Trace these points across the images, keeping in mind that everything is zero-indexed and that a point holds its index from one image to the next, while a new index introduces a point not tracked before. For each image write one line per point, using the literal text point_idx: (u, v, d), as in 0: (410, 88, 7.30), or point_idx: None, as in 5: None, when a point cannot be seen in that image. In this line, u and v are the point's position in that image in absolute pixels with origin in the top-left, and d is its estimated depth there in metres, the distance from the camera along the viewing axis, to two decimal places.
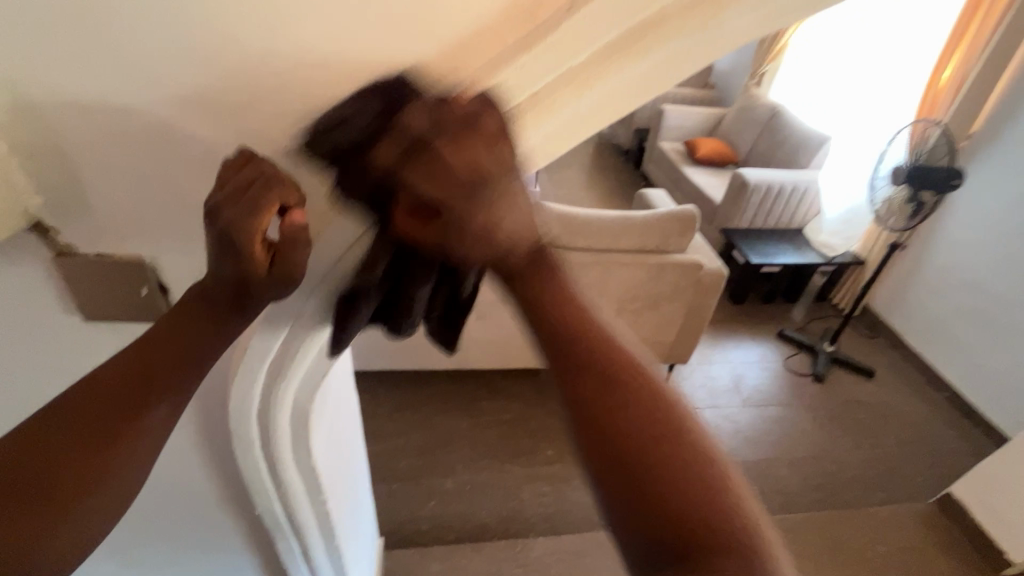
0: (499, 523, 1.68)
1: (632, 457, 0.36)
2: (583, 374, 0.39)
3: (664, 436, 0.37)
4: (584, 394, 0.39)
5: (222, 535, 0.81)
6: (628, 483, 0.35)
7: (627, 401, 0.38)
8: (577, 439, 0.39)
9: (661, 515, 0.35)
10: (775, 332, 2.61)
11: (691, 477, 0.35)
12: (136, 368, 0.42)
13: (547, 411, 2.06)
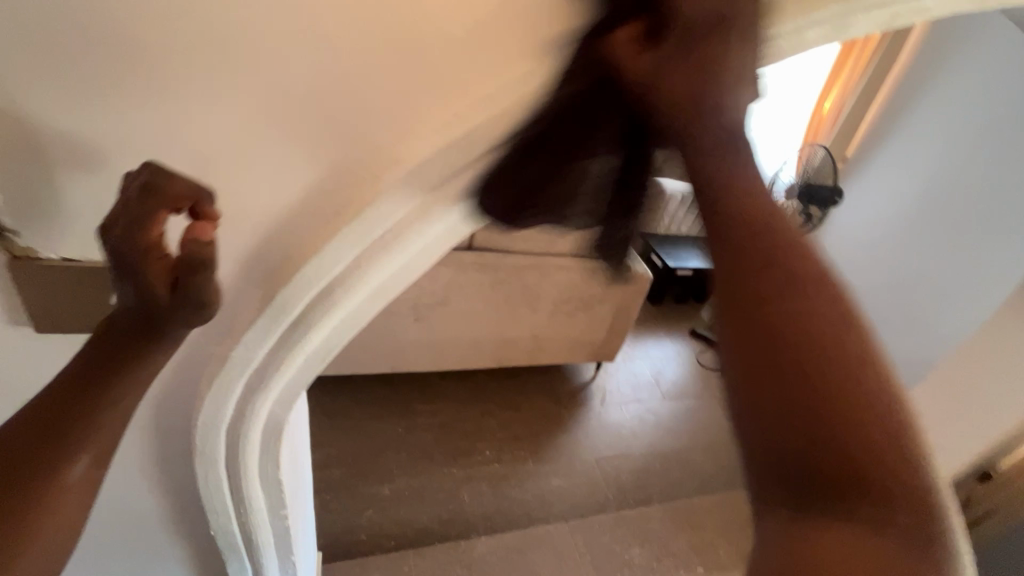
0: (440, 527, 1.68)
1: (816, 388, 0.28)
2: (762, 269, 0.30)
3: (845, 368, 0.28)
4: (759, 289, 0.29)
5: (163, 561, 0.75)
6: (799, 419, 0.27)
7: (801, 314, 0.29)
8: (741, 339, 0.29)
9: (828, 453, 0.27)
10: (688, 331, 2.87)
11: (878, 433, 0.27)
12: (39, 436, 0.40)
13: (485, 411, 2.09)
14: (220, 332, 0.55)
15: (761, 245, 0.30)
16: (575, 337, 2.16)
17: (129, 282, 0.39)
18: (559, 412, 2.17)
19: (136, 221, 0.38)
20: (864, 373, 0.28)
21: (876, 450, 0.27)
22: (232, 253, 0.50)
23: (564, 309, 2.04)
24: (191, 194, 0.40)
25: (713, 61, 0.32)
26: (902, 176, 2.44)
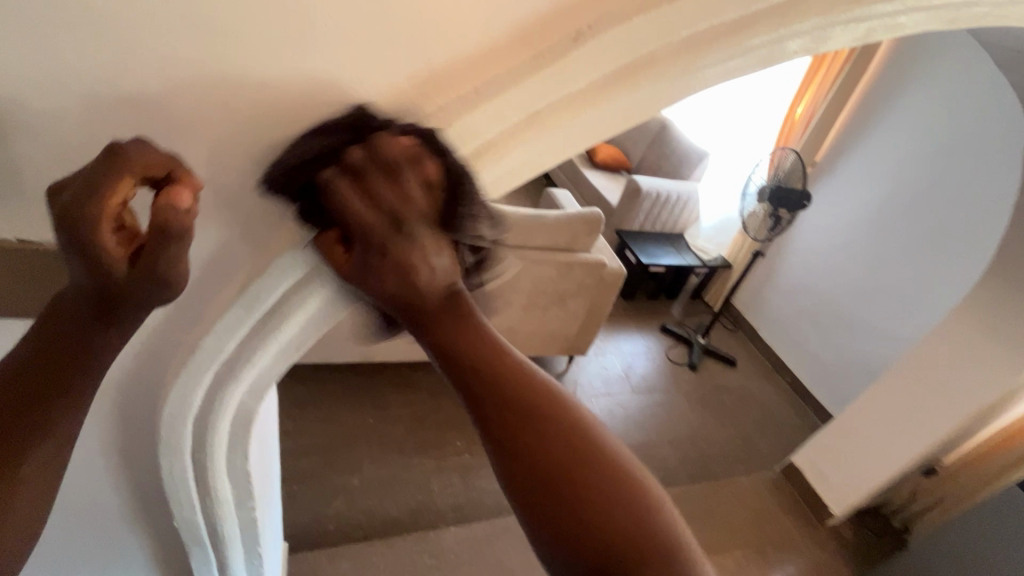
0: (409, 517, 1.67)
1: (558, 499, 0.37)
2: (504, 410, 0.39)
3: (582, 464, 0.38)
4: (505, 428, 0.39)
5: (119, 553, 0.73)
6: (558, 517, 0.36)
7: (540, 437, 0.38)
8: (505, 463, 0.38)
9: (598, 530, 0.36)
10: (659, 327, 2.94)
11: (618, 489, 0.37)
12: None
13: (456, 402, 2.09)
14: (186, 324, 0.52)
15: (497, 394, 0.39)
16: (549, 329, 2.18)
17: (82, 252, 0.36)
18: None
19: (93, 182, 0.34)
20: (596, 466, 0.38)
21: (624, 516, 0.37)
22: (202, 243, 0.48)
23: (539, 302, 2.05)
24: (161, 162, 0.37)
25: (417, 250, 0.41)
26: (866, 187, 2.53)
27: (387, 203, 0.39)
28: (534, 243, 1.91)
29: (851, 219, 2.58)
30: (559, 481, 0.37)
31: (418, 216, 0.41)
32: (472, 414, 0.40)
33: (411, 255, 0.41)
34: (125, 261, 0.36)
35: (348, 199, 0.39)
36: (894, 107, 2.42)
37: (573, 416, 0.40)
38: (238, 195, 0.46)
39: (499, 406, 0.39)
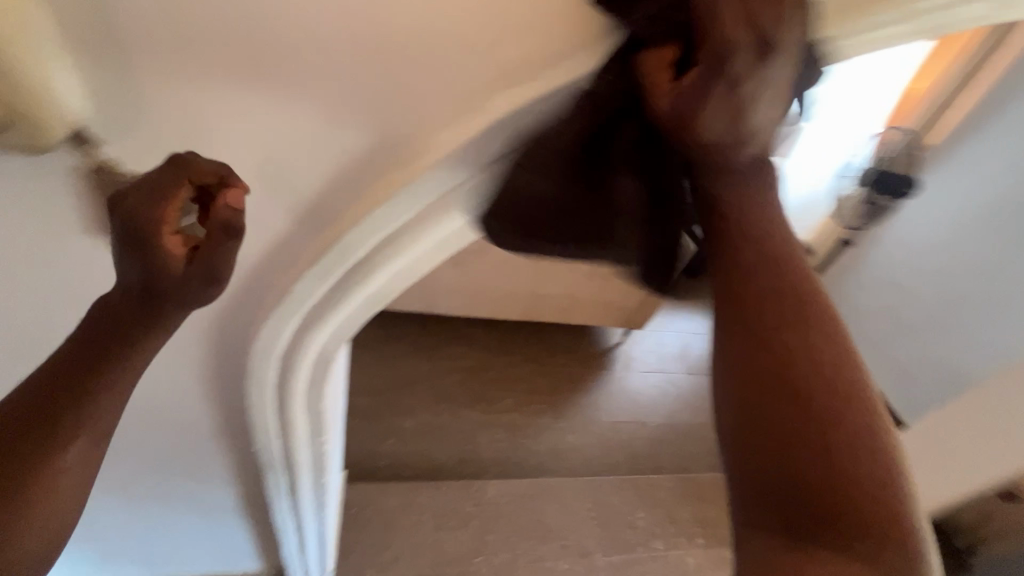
0: (455, 465, 1.74)
1: (801, 415, 0.38)
2: (771, 314, 0.41)
3: (837, 397, 0.38)
4: (767, 332, 0.40)
5: (207, 462, 0.81)
6: (795, 431, 0.38)
7: (797, 356, 0.39)
8: (752, 367, 0.40)
9: (824, 462, 0.37)
10: None
11: (860, 441, 0.37)
12: (37, 416, 0.43)
13: (509, 361, 2.12)
14: (280, 265, 0.55)
15: (771, 302, 0.41)
16: (609, 300, 2.13)
17: (139, 252, 0.41)
18: (581, 371, 2.18)
19: (156, 190, 0.41)
20: (844, 405, 0.38)
21: (860, 468, 0.37)
22: (302, 188, 0.50)
23: (601, 271, 2.00)
24: (211, 171, 0.42)
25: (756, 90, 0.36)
26: (953, 203, 2.34)
27: (761, 21, 0.34)
28: None
29: (959, 215, 2.30)
30: (802, 396, 0.38)
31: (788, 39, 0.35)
32: (728, 311, 0.42)
33: (749, 99, 0.36)
34: (178, 261, 0.41)
35: (716, 16, 0.34)
36: (1002, 116, 2.16)
37: (835, 353, 0.40)
38: (345, 141, 0.46)
39: (760, 313, 0.41)
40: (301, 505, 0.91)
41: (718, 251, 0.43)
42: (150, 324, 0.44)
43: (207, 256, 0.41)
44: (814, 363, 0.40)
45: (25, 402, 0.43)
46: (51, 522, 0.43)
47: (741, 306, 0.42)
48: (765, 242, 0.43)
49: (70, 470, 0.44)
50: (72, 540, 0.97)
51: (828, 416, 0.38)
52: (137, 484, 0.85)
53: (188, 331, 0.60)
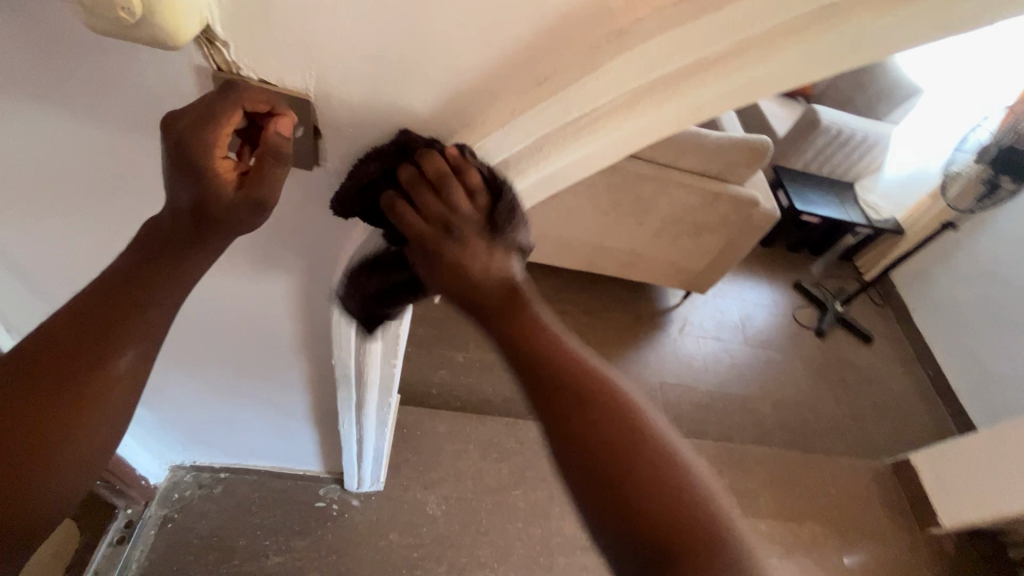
0: (502, 402, 1.79)
1: (612, 480, 0.40)
2: (560, 397, 0.43)
3: (639, 449, 0.42)
4: (563, 415, 0.43)
5: (285, 368, 0.87)
6: (612, 495, 0.40)
7: (597, 423, 0.42)
8: (560, 452, 0.43)
9: (654, 516, 0.39)
10: (791, 283, 2.67)
11: (668, 478, 0.41)
12: (89, 320, 0.44)
13: (562, 310, 2.12)
14: None
15: (562, 383, 0.44)
16: (675, 259, 2.05)
17: (190, 176, 0.43)
18: (633, 329, 2.17)
19: (212, 110, 0.42)
20: (647, 458, 0.41)
21: (677, 508, 0.40)
22: (411, 112, 0.47)
23: (672, 230, 1.91)
24: (264, 99, 0.44)
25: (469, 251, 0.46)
26: None
27: (436, 207, 0.46)
28: (684, 165, 1.75)
29: None
30: (611, 463, 0.41)
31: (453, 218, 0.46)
32: (532, 400, 0.45)
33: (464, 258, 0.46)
34: (228, 188, 0.44)
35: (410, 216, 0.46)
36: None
37: (622, 403, 0.44)
38: (474, 60, 0.43)
39: (565, 400, 0.43)
40: (364, 418, 0.97)
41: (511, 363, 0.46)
42: (200, 245, 0.46)
43: (257, 186, 0.44)
44: (610, 429, 0.42)
45: (74, 312, 0.44)
46: (99, 423, 0.44)
47: (537, 398, 0.44)
48: (543, 338, 0.45)
49: (122, 379, 0.45)
50: (162, 418, 1.08)
51: (665, 478, 0.41)
52: (220, 380, 0.91)
53: (286, 244, 0.62)
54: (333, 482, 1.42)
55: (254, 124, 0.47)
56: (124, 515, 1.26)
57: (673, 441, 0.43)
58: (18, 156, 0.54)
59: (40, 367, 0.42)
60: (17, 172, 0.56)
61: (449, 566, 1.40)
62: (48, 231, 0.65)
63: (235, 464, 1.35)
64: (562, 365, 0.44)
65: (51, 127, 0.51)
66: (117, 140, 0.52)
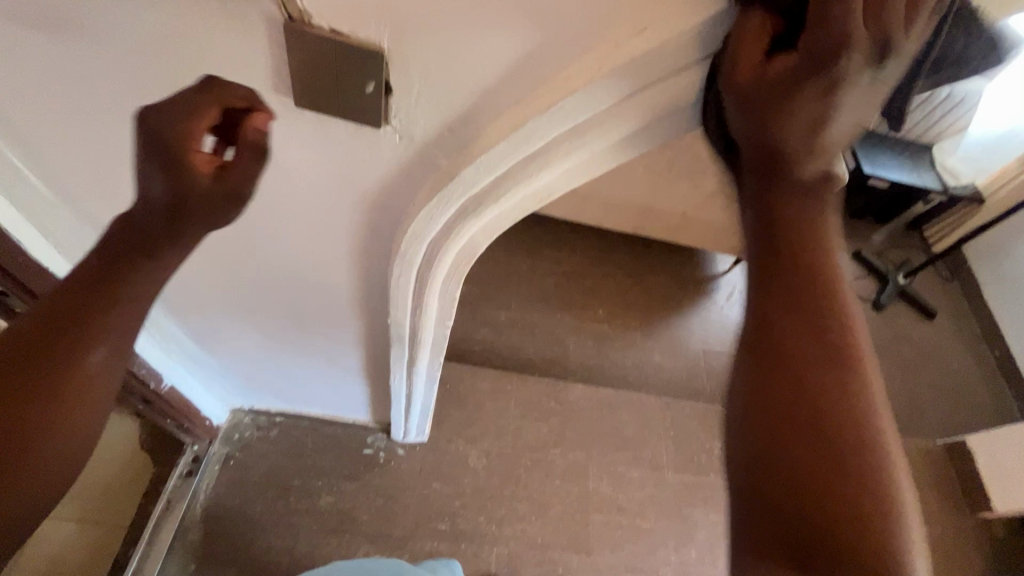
0: (543, 363, 1.80)
1: (823, 446, 0.40)
2: (811, 343, 0.42)
3: (858, 431, 0.41)
4: (801, 359, 0.42)
5: (341, 324, 0.89)
6: (812, 456, 0.40)
7: (837, 383, 0.42)
8: (780, 395, 0.42)
9: (838, 495, 0.39)
10: (851, 252, 2.52)
11: (871, 473, 0.40)
12: (62, 319, 0.48)
13: (606, 273, 2.08)
14: (450, 147, 0.52)
15: (822, 331, 0.42)
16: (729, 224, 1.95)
17: (166, 170, 0.45)
18: (678, 295, 2.12)
19: (187, 104, 0.44)
20: (863, 443, 0.41)
21: (862, 501, 0.39)
22: (492, 68, 0.44)
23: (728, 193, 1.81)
24: (241, 94, 0.46)
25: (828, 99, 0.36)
26: None
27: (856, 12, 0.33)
28: None
29: None
30: (828, 431, 0.41)
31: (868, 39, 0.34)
32: (767, 332, 0.43)
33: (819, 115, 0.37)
34: (205, 180, 0.46)
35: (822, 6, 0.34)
36: None
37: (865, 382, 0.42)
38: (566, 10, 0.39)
39: (812, 350, 0.42)
40: (414, 375, 0.99)
41: (769, 288, 0.44)
42: (172, 238, 0.49)
43: (239, 180, 0.47)
44: (840, 398, 0.41)
45: (48, 312, 0.49)
46: (78, 412, 0.49)
47: (789, 336, 0.43)
48: (819, 287, 0.43)
49: (94, 373, 0.50)
50: (224, 365, 1.13)
51: (868, 470, 0.40)
52: (278, 332, 0.94)
53: (351, 206, 0.61)
54: (380, 431, 1.48)
55: (229, 119, 0.49)
56: (192, 450, 1.35)
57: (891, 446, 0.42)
58: (89, 118, 0.54)
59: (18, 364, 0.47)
60: (90, 136, 0.56)
61: (488, 516, 1.46)
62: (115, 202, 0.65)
63: (290, 409, 1.42)
64: (826, 328, 0.42)
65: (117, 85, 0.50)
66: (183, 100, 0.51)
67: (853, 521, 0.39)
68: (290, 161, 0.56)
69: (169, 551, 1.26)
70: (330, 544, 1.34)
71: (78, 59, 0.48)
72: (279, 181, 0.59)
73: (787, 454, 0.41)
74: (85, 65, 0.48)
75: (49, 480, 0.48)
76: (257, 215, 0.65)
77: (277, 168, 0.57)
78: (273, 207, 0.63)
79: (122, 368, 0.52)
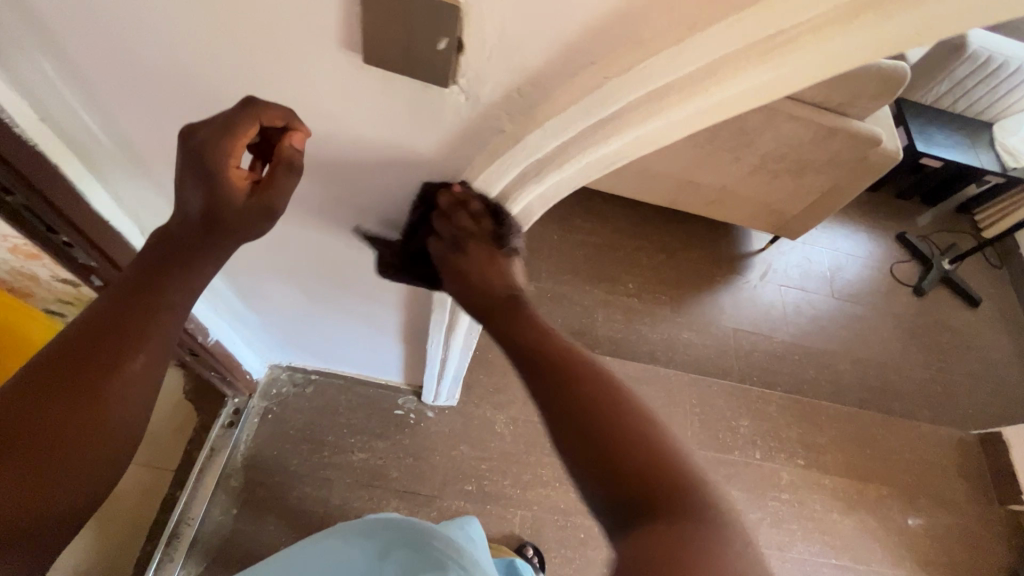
0: (571, 334, 1.79)
1: (595, 433, 0.50)
2: (547, 370, 0.55)
3: (611, 411, 0.51)
4: (551, 387, 0.53)
5: (382, 287, 0.90)
6: (591, 444, 0.49)
7: (579, 388, 0.53)
8: (548, 419, 0.53)
9: (628, 459, 0.48)
10: (894, 234, 2.43)
11: (636, 433, 0.49)
12: (108, 324, 0.51)
13: (637, 247, 2.06)
14: (516, 111, 0.51)
15: (551, 359, 0.56)
16: (769, 201, 1.89)
17: (204, 183, 0.52)
18: (711, 271, 2.08)
19: (231, 121, 0.51)
20: (621, 416, 0.50)
21: (642, 459, 0.48)
22: (573, 29, 0.42)
23: (771, 169, 1.73)
24: (280, 115, 0.53)
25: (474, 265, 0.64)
26: None
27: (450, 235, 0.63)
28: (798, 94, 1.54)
29: None
30: (595, 419, 0.50)
31: (464, 240, 0.63)
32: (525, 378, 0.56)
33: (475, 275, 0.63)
34: (240, 194, 0.53)
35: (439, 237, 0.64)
36: None
37: (601, 376, 0.54)
38: None
39: (556, 372, 0.54)
40: (450, 341, 1.00)
41: (515, 350, 0.58)
42: (206, 247, 0.55)
43: (267, 191, 0.54)
44: (588, 394, 0.52)
45: (87, 322, 0.51)
46: (115, 418, 0.50)
47: (534, 375, 0.55)
48: (539, 336, 0.58)
49: (132, 379, 0.51)
50: (266, 324, 1.16)
51: (633, 432, 0.49)
52: (322, 293, 0.96)
53: (408, 171, 0.62)
54: (411, 393, 1.52)
55: (267, 138, 0.55)
56: (232, 402, 1.41)
57: (642, 404, 0.52)
58: (152, 79, 0.54)
59: (57, 372, 0.48)
60: (153, 97, 0.57)
61: (514, 481, 1.49)
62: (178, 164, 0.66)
63: (327, 368, 1.47)
64: (552, 358, 0.56)
65: (186, 45, 0.49)
66: (250, 65, 0.51)
67: (645, 471, 0.47)
68: (353, 123, 0.56)
69: (212, 494, 1.33)
70: (362, 497, 1.40)
71: (144, 16, 0.47)
72: (340, 144, 0.59)
73: (583, 451, 0.50)
74: (154, 23, 0.48)
75: (73, 487, 0.47)
76: (315, 179, 0.65)
77: (339, 131, 0.57)
78: (331, 170, 0.64)
79: (155, 377, 0.53)
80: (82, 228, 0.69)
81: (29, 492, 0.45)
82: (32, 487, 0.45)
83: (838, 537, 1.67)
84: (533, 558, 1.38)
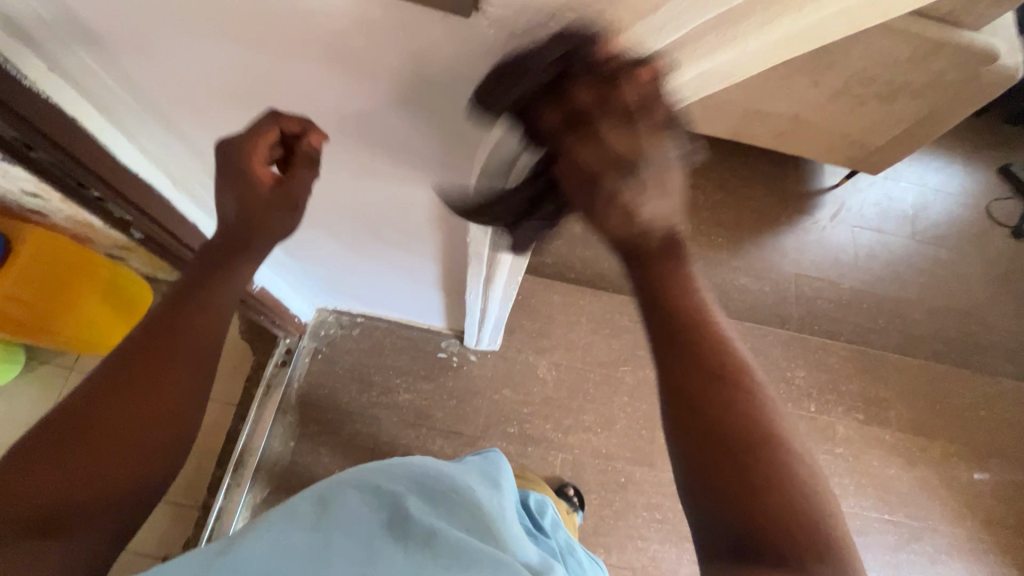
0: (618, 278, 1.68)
1: (725, 454, 0.45)
2: (693, 368, 0.47)
3: (751, 440, 0.45)
4: (689, 386, 0.47)
5: (417, 238, 0.88)
6: (725, 468, 0.44)
7: (722, 399, 0.46)
8: (676, 419, 0.47)
9: (757, 491, 0.43)
10: (997, 166, 2.12)
11: (776, 470, 0.44)
12: (163, 326, 0.55)
13: (694, 184, 1.91)
14: None
15: (698, 358, 0.47)
16: (848, 131, 1.67)
17: (239, 183, 0.57)
18: (776, 211, 1.91)
19: (257, 127, 0.56)
20: (765, 446, 0.45)
21: (771, 494, 0.43)
22: None
23: (855, 93, 1.50)
24: (297, 123, 0.58)
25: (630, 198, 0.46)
26: None
27: (592, 157, 0.45)
28: None
29: None
30: (725, 440, 0.45)
31: (615, 163, 0.45)
32: (661, 362, 0.48)
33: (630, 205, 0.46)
34: (266, 188, 0.58)
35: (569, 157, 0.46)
36: None
37: (752, 391, 0.47)
38: None
39: (697, 369, 0.47)
40: (490, 293, 0.98)
41: (656, 327, 0.49)
42: (247, 248, 0.59)
43: (290, 185, 0.59)
44: (728, 410, 0.46)
45: (145, 326, 0.56)
46: (162, 419, 0.53)
47: (671, 366, 0.48)
48: (693, 324, 0.48)
49: (173, 380, 0.54)
50: (312, 271, 1.16)
51: (771, 468, 0.44)
52: (358, 243, 0.94)
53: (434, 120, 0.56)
54: (453, 337, 1.53)
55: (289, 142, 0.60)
56: (284, 343, 1.47)
57: (786, 435, 0.46)
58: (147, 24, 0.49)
59: (117, 375, 0.53)
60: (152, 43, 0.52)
61: (555, 425, 1.50)
62: (187, 109, 0.62)
63: (370, 312, 1.48)
64: (698, 355, 0.47)
65: None
66: (244, 6, 0.44)
67: (781, 514, 0.43)
68: (365, 66, 0.49)
69: (275, 420, 1.43)
70: (409, 435, 1.46)
71: None
72: (355, 88, 0.53)
73: (708, 472, 0.45)
74: None
75: (136, 486, 0.52)
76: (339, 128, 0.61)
77: (353, 77, 0.51)
78: (352, 118, 0.59)
79: (204, 377, 0.57)
80: (103, 174, 0.70)
81: (92, 494, 0.49)
82: (79, 491, 0.48)
83: (891, 492, 1.61)
84: (573, 499, 1.40)
